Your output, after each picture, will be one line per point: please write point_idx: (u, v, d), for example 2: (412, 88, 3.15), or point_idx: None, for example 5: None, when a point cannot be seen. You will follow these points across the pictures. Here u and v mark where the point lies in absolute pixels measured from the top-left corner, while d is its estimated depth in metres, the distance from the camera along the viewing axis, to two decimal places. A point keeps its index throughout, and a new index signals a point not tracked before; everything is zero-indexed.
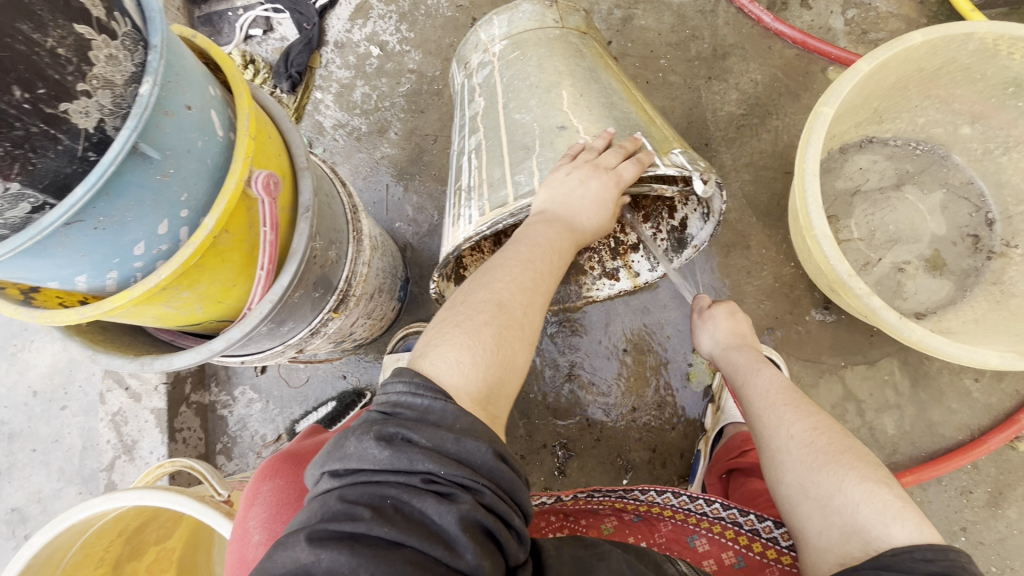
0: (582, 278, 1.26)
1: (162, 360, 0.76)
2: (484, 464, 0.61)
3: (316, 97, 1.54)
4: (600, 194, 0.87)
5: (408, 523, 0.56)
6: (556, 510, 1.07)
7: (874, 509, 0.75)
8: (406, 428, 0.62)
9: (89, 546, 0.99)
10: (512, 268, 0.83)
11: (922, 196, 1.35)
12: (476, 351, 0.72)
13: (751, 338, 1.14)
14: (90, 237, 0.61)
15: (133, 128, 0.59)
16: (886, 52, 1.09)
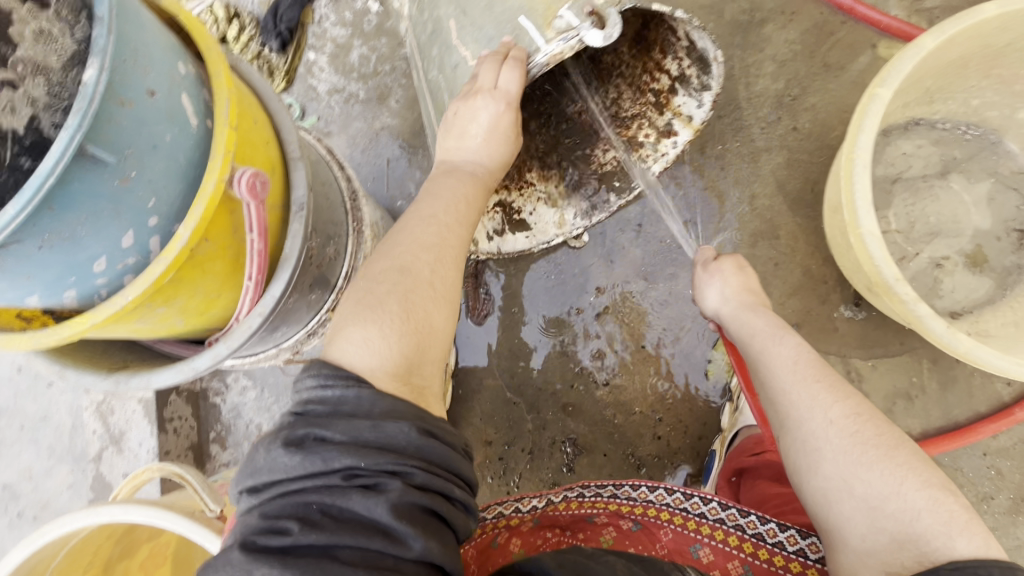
0: (639, 153, 1.10)
1: (139, 379, 0.68)
2: (408, 443, 0.57)
3: (309, 57, 1.40)
4: (493, 123, 0.80)
5: (337, 525, 0.52)
6: (551, 525, 0.89)
7: (937, 520, 0.66)
8: (317, 427, 0.57)
9: (76, 552, 0.94)
10: (415, 229, 0.75)
11: (967, 185, 1.24)
12: (383, 324, 0.66)
13: (760, 292, 0.96)
14: (37, 258, 0.54)
15: (77, 127, 0.50)
16: (952, 27, 0.96)
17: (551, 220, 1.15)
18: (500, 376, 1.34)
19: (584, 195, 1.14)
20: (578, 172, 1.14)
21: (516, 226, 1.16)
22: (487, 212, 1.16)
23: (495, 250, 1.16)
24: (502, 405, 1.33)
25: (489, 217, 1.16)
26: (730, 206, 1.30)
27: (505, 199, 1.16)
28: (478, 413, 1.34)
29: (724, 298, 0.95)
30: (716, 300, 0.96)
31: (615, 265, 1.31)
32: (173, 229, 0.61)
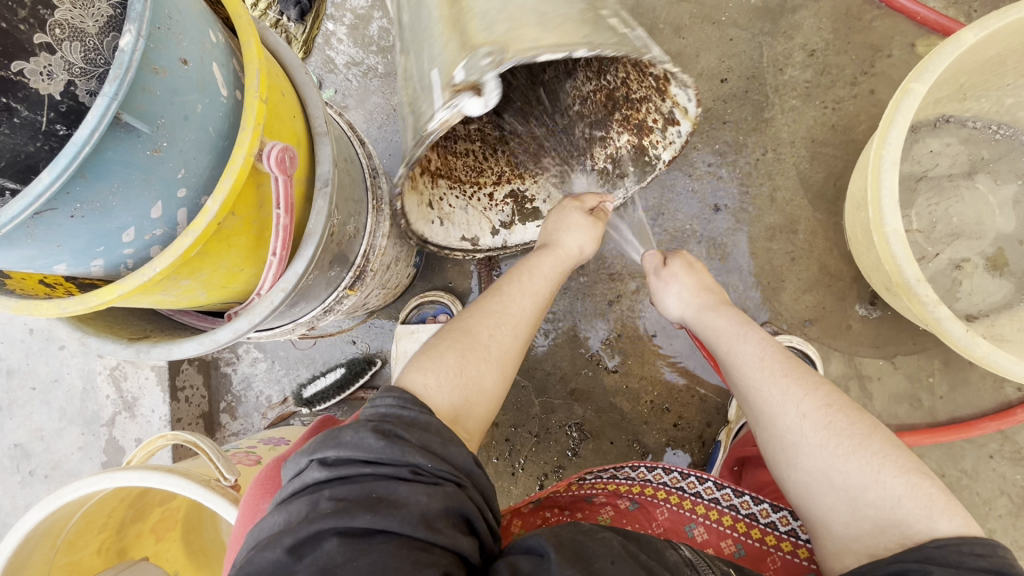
0: (651, 137, 1.02)
1: (160, 349, 0.68)
2: (465, 466, 0.61)
3: (328, 28, 1.37)
4: (585, 228, 0.97)
5: (391, 514, 0.52)
6: (550, 505, 0.88)
7: (918, 504, 0.63)
8: (399, 427, 0.59)
9: (91, 514, 0.95)
10: (492, 302, 0.84)
11: (994, 187, 1.22)
12: (441, 373, 0.72)
13: (716, 288, 0.98)
14: (67, 226, 0.54)
15: (113, 95, 0.49)
16: (996, 22, 0.93)
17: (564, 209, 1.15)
18: None
19: (600, 177, 1.12)
20: (596, 154, 1.11)
21: (526, 217, 1.16)
22: (496, 204, 1.15)
23: (500, 244, 1.14)
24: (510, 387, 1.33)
25: (499, 209, 1.16)
26: (749, 199, 1.28)
27: (517, 188, 1.16)
28: None
29: (683, 302, 0.97)
30: (677, 306, 0.98)
31: (631, 254, 1.30)
32: (201, 202, 0.61)
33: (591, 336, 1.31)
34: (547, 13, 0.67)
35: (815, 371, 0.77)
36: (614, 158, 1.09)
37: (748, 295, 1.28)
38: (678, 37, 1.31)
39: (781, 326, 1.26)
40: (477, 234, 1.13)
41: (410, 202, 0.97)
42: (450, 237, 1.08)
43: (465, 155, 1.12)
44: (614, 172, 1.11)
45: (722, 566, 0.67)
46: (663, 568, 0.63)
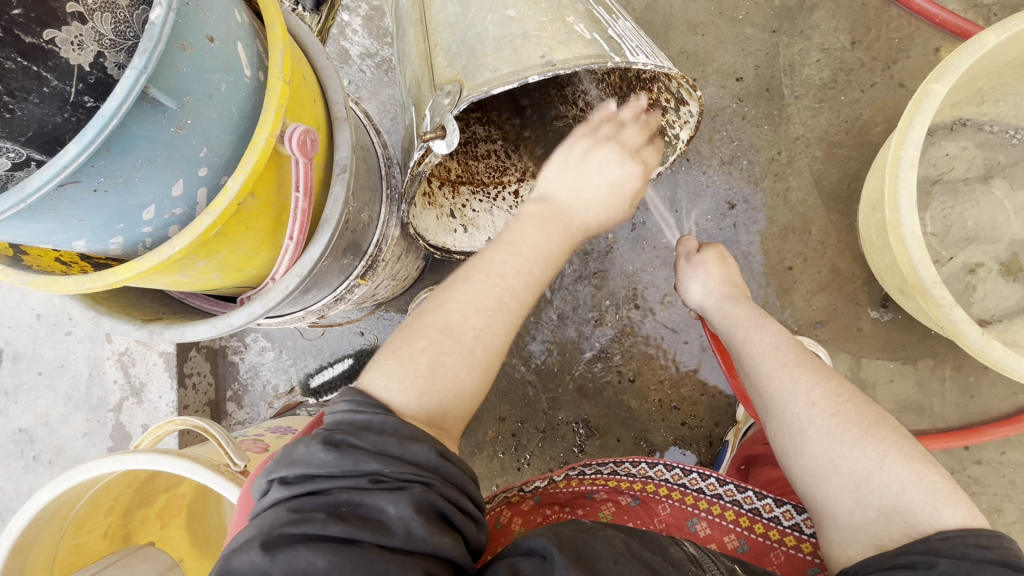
0: (667, 117, 1.00)
1: (173, 331, 0.68)
2: (428, 462, 0.57)
3: (343, 19, 1.37)
4: (618, 180, 0.86)
5: (361, 526, 0.52)
6: (551, 502, 0.86)
7: (922, 492, 0.62)
8: (351, 434, 0.57)
9: (98, 497, 0.96)
10: (474, 288, 0.71)
11: (1010, 192, 1.21)
12: (410, 378, 0.64)
13: (742, 283, 0.97)
14: (88, 201, 0.53)
15: (142, 68, 0.49)
16: (1019, 23, 0.92)
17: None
18: (518, 354, 1.34)
19: None
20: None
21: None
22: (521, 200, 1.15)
23: None
24: (517, 383, 1.33)
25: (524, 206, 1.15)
26: (762, 198, 1.27)
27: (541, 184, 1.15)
28: (491, 390, 1.34)
29: (707, 291, 0.96)
30: (699, 293, 0.97)
31: (641, 251, 1.30)
32: (221, 181, 0.61)
33: (599, 332, 1.30)
34: (506, 53, 0.78)
35: (830, 366, 0.76)
36: None
37: (757, 295, 1.27)
38: (694, 34, 1.31)
39: (791, 327, 1.26)
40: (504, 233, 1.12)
41: (426, 217, 1.03)
42: (476, 241, 1.10)
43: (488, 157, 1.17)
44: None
45: (728, 563, 0.66)
46: (661, 559, 0.63)
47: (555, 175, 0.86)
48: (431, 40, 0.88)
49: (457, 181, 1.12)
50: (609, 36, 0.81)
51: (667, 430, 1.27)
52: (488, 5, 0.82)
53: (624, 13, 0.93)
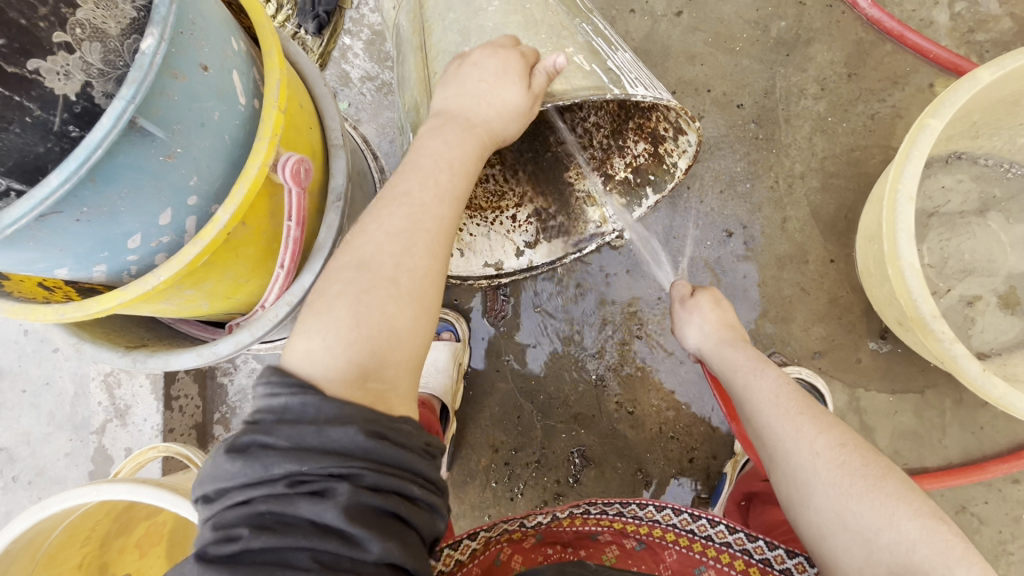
0: (665, 146, 1.00)
1: (156, 359, 0.66)
2: (353, 447, 0.52)
3: (345, 43, 1.38)
4: (500, 65, 0.73)
5: (288, 535, 0.49)
6: (553, 542, 0.83)
7: (934, 550, 0.60)
8: (260, 433, 0.53)
9: (74, 527, 0.92)
10: (385, 214, 0.67)
11: (1006, 225, 1.21)
12: (329, 331, 0.59)
13: (739, 325, 0.94)
14: (71, 230, 0.52)
15: (130, 99, 0.49)
16: (1011, 62, 0.94)
17: (590, 219, 1.12)
18: (513, 380, 1.31)
19: (620, 184, 1.09)
20: (615, 166, 1.08)
21: (550, 233, 1.14)
22: (520, 225, 1.15)
23: (524, 266, 1.14)
24: (512, 410, 1.30)
25: (522, 230, 1.15)
26: (759, 227, 1.27)
27: (539, 210, 1.15)
28: (485, 417, 1.31)
29: (704, 334, 0.93)
30: (696, 337, 0.94)
31: (639, 278, 1.29)
32: (210, 210, 0.60)
33: (595, 358, 1.28)
34: None
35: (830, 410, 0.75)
36: (635, 168, 1.06)
37: (756, 324, 1.26)
38: (692, 64, 1.32)
39: (789, 357, 1.24)
40: (501, 257, 1.14)
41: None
42: (472, 265, 1.13)
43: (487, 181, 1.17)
44: (635, 183, 1.07)
45: None
46: None
47: (439, 94, 0.77)
48: (429, 68, 0.88)
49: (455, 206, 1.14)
50: (608, 67, 0.82)
51: (664, 461, 1.25)
52: (485, 36, 0.83)
53: (626, 48, 0.93)
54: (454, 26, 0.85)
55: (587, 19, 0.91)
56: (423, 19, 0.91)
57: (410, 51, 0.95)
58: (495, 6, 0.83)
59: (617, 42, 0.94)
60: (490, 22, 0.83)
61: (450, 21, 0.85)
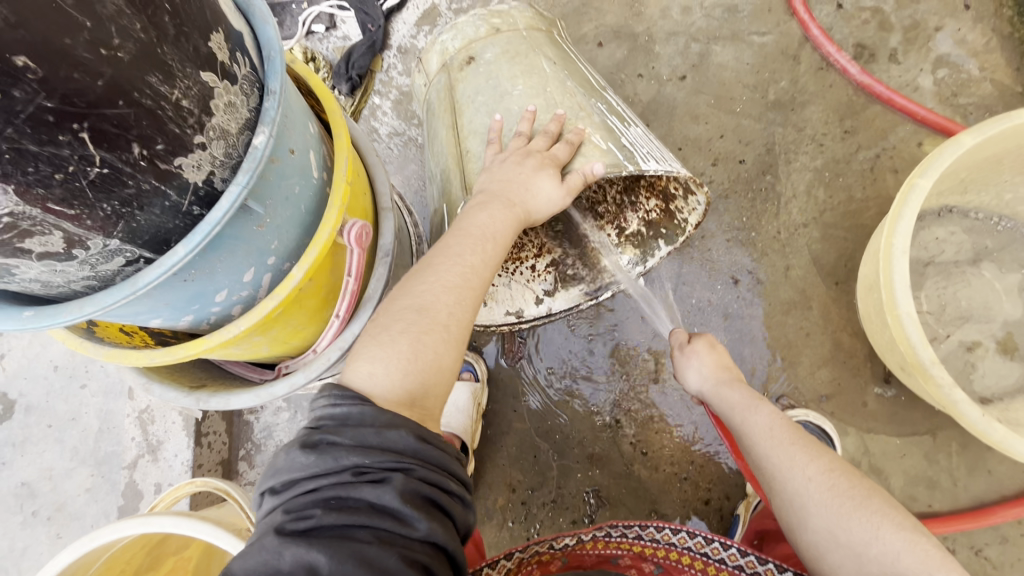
0: (676, 204, 1.12)
1: (218, 400, 0.73)
2: (407, 447, 0.62)
3: (374, 102, 1.50)
4: (537, 169, 0.85)
5: (352, 515, 0.56)
6: (577, 565, 0.86)
7: (914, 559, 0.67)
8: (329, 432, 0.62)
9: (112, 561, 0.97)
10: (439, 269, 0.78)
11: (999, 274, 1.28)
12: (389, 362, 0.70)
13: (735, 366, 0.99)
14: (176, 288, 0.61)
15: (244, 184, 0.58)
16: (991, 129, 1.03)
17: (608, 269, 1.18)
18: (528, 419, 1.36)
19: (633, 237, 1.18)
20: (629, 220, 1.19)
21: (568, 282, 1.22)
22: (538, 274, 1.23)
23: (544, 312, 1.19)
24: (529, 450, 1.34)
25: (541, 279, 1.22)
26: (764, 274, 1.34)
27: (555, 260, 1.24)
28: (502, 456, 1.35)
29: (703, 377, 0.98)
30: (697, 380, 0.99)
31: (649, 323, 1.35)
32: (284, 268, 0.69)
33: (609, 401, 1.33)
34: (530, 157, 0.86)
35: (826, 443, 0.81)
36: (648, 221, 1.17)
37: (763, 368, 1.31)
38: (695, 123, 1.42)
39: (797, 399, 1.29)
40: (521, 305, 1.19)
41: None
42: (495, 314, 1.17)
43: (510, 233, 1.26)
44: (648, 234, 1.16)
45: None
46: None
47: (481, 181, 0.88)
48: (463, 145, 0.98)
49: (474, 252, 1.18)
50: (622, 143, 0.91)
51: (678, 502, 1.28)
52: (512, 118, 0.94)
53: (636, 121, 1.03)
54: (483, 108, 0.96)
55: (600, 96, 1.00)
56: (452, 99, 1.01)
57: (439, 118, 1.05)
58: (520, 89, 0.95)
59: (629, 117, 1.03)
60: (515, 104, 0.94)
61: (480, 103, 0.96)
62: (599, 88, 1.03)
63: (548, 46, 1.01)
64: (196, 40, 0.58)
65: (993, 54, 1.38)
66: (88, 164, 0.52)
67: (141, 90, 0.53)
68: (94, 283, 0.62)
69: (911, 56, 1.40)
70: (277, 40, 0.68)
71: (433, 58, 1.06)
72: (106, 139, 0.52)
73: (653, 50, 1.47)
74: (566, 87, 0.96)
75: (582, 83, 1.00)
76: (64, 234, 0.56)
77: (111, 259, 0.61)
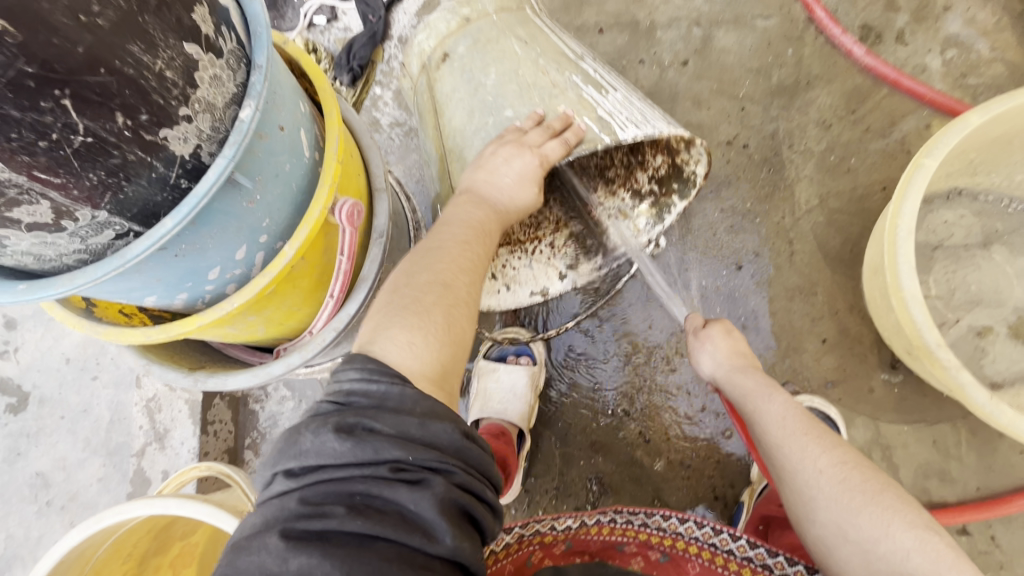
0: (682, 158, 1.09)
1: (215, 380, 0.81)
2: (451, 444, 0.62)
3: (375, 92, 1.50)
4: (524, 171, 0.85)
5: (381, 520, 0.54)
6: (581, 550, 0.85)
7: (925, 559, 0.64)
8: (367, 418, 0.60)
9: (119, 542, 0.99)
10: (436, 262, 0.79)
11: (1010, 257, 1.25)
12: (428, 331, 0.72)
13: (750, 354, 0.96)
14: (168, 263, 0.66)
15: (229, 157, 0.62)
16: (998, 107, 1.00)
17: (626, 231, 1.18)
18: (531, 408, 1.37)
19: (649, 197, 1.16)
20: (640, 179, 1.18)
21: (586, 252, 1.21)
22: (558, 250, 1.22)
23: (572, 284, 1.20)
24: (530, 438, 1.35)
25: (562, 254, 1.22)
26: (768, 260, 1.32)
27: (572, 237, 1.23)
28: None
29: (717, 363, 0.94)
30: (710, 366, 0.95)
31: (653, 308, 1.34)
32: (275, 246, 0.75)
33: (610, 394, 1.33)
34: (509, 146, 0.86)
35: (836, 433, 0.79)
36: (659, 180, 1.15)
37: (768, 354, 1.30)
38: (698, 108, 1.41)
39: (802, 386, 1.28)
40: (546, 284, 1.20)
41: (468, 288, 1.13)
42: (520, 298, 1.17)
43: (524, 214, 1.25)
44: (662, 193, 1.15)
45: None
46: None
47: (465, 172, 0.89)
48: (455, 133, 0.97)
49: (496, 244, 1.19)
50: (599, 115, 0.91)
51: (680, 489, 1.27)
52: (488, 110, 0.93)
53: (620, 87, 1.00)
54: (461, 104, 0.96)
55: (576, 68, 0.98)
56: (434, 100, 1.02)
57: (427, 119, 1.06)
58: (494, 78, 0.93)
59: (610, 83, 1.00)
60: (490, 95, 0.93)
61: (458, 101, 0.96)
62: (575, 58, 1.01)
63: (519, 26, 0.99)
64: (178, 11, 0.60)
65: (1004, 32, 1.35)
66: (71, 132, 0.54)
67: (122, 58, 0.55)
68: (85, 256, 0.64)
69: (919, 37, 1.37)
70: (263, 15, 0.70)
71: (413, 59, 1.06)
72: (92, 107, 0.54)
73: (655, 36, 1.46)
74: (537, 65, 0.94)
75: (555, 57, 0.98)
76: (52, 205, 0.58)
77: (99, 232, 0.63)
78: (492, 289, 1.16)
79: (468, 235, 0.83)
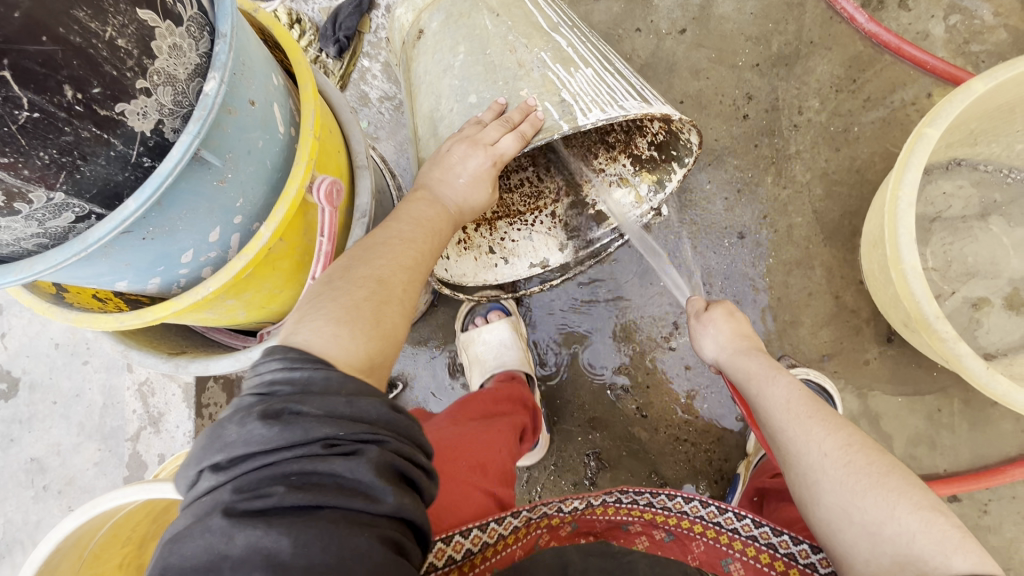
0: (678, 126, 1.02)
1: (196, 365, 0.80)
2: (381, 418, 0.60)
3: (363, 64, 1.45)
4: (478, 171, 0.84)
5: (319, 491, 0.52)
6: (587, 531, 0.85)
7: (930, 540, 0.63)
8: (293, 401, 0.57)
9: (119, 526, 0.98)
10: (395, 248, 0.78)
11: (1008, 228, 1.24)
12: (355, 325, 0.68)
13: (754, 335, 0.97)
14: (135, 246, 0.64)
15: (195, 133, 0.59)
16: (1005, 73, 0.97)
17: (626, 203, 1.15)
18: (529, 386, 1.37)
19: (649, 163, 1.13)
20: (640, 145, 1.13)
21: (578, 224, 1.21)
22: (558, 221, 1.22)
23: (569, 258, 1.20)
24: None
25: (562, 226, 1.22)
26: (766, 234, 1.31)
27: (571, 206, 1.22)
28: None
29: (719, 346, 0.96)
30: (713, 349, 0.98)
31: (650, 286, 1.33)
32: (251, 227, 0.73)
33: (608, 372, 1.32)
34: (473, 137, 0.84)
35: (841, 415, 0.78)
36: (659, 144, 1.09)
37: (763, 328, 1.30)
38: (696, 79, 1.38)
39: (799, 360, 1.28)
40: (545, 255, 1.20)
41: (466, 261, 1.16)
42: (519, 269, 1.18)
43: (522, 186, 1.25)
44: (660, 159, 1.10)
45: None
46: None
47: (424, 167, 0.88)
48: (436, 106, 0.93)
49: (493, 217, 1.21)
50: (561, 99, 0.85)
51: (677, 462, 1.28)
52: (454, 94, 0.90)
53: (594, 60, 0.91)
54: (430, 89, 0.94)
55: (547, 40, 0.89)
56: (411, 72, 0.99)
57: (410, 96, 1.02)
58: (461, 59, 0.89)
59: (592, 57, 0.92)
60: (456, 79, 0.90)
61: (429, 84, 0.94)
62: (548, 28, 0.91)
63: None
64: None
65: None
66: (15, 107, 0.51)
67: (67, 25, 0.52)
68: (44, 240, 0.62)
69: (922, 2, 1.34)
70: None
71: (396, 33, 1.03)
72: (38, 81, 0.52)
73: (652, 3, 1.40)
74: (505, 42, 0.87)
75: (527, 31, 0.89)
76: (2, 185, 0.55)
77: (58, 214, 0.60)
78: (489, 262, 1.18)
79: (415, 232, 0.81)
